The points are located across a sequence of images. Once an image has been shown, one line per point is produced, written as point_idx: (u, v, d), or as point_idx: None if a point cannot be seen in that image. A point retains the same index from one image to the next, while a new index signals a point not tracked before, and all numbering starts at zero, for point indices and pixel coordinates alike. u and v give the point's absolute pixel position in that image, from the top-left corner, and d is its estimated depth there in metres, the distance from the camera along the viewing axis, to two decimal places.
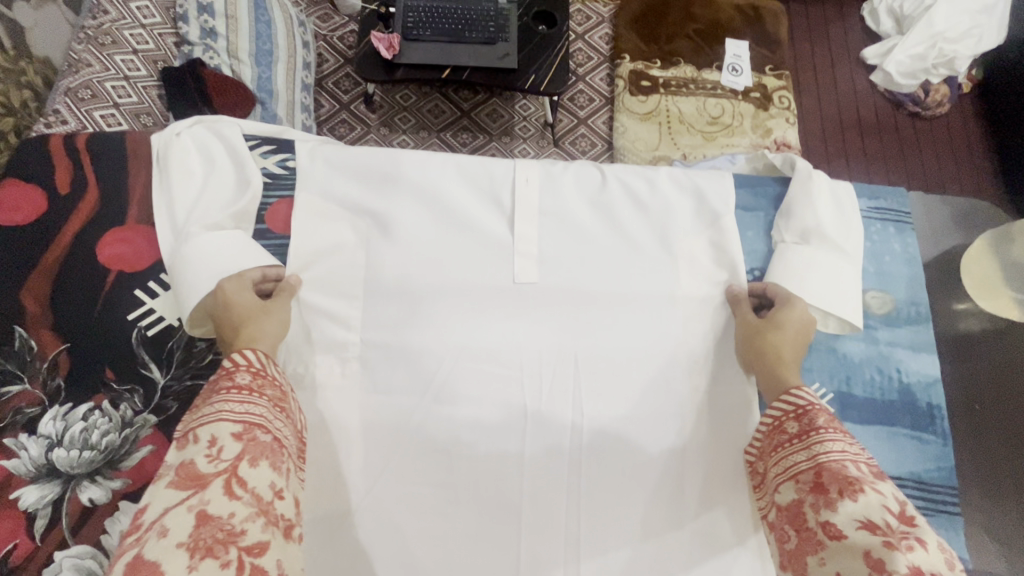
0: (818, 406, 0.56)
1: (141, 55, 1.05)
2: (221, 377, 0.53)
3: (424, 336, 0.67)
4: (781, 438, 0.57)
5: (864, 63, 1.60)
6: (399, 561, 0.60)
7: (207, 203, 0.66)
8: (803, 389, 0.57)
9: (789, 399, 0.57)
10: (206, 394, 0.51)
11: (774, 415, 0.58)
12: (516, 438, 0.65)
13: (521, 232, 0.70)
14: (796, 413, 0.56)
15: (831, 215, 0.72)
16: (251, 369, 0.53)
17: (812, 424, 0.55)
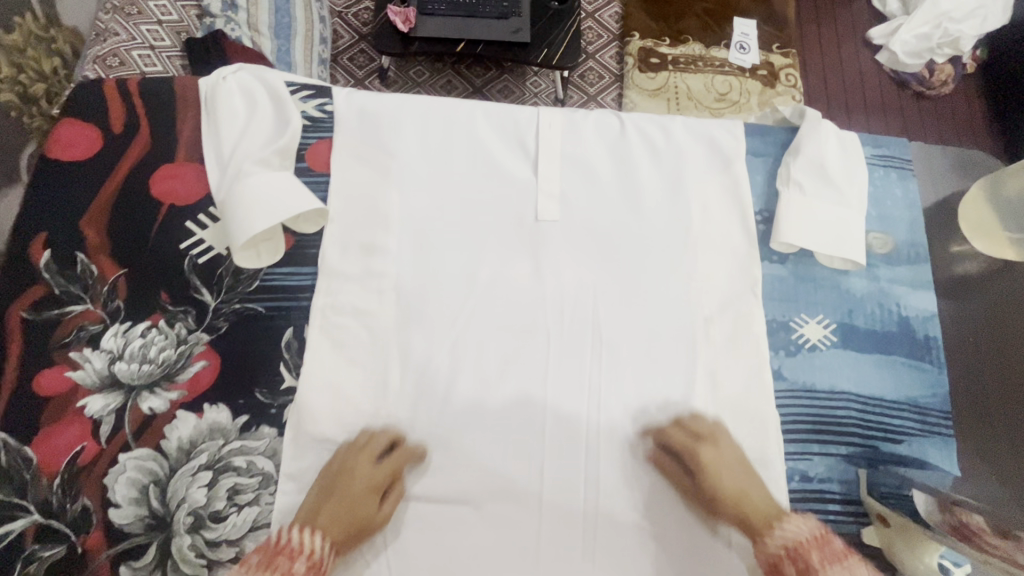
0: (808, 543, 0.55)
1: (166, 26, 1.10)
2: (276, 549, 0.54)
3: (454, 267, 0.71)
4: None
5: (870, 43, 1.63)
6: (433, 468, 0.65)
7: (251, 141, 0.70)
8: (790, 529, 0.57)
9: (777, 542, 0.56)
10: (259, 566, 0.53)
11: (768, 559, 0.57)
12: (540, 361, 0.69)
13: (545, 172, 0.74)
14: (791, 554, 0.55)
15: (837, 161, 0.76)
16: (310, 560, 0.54)
17: (808, 565, 0.53)
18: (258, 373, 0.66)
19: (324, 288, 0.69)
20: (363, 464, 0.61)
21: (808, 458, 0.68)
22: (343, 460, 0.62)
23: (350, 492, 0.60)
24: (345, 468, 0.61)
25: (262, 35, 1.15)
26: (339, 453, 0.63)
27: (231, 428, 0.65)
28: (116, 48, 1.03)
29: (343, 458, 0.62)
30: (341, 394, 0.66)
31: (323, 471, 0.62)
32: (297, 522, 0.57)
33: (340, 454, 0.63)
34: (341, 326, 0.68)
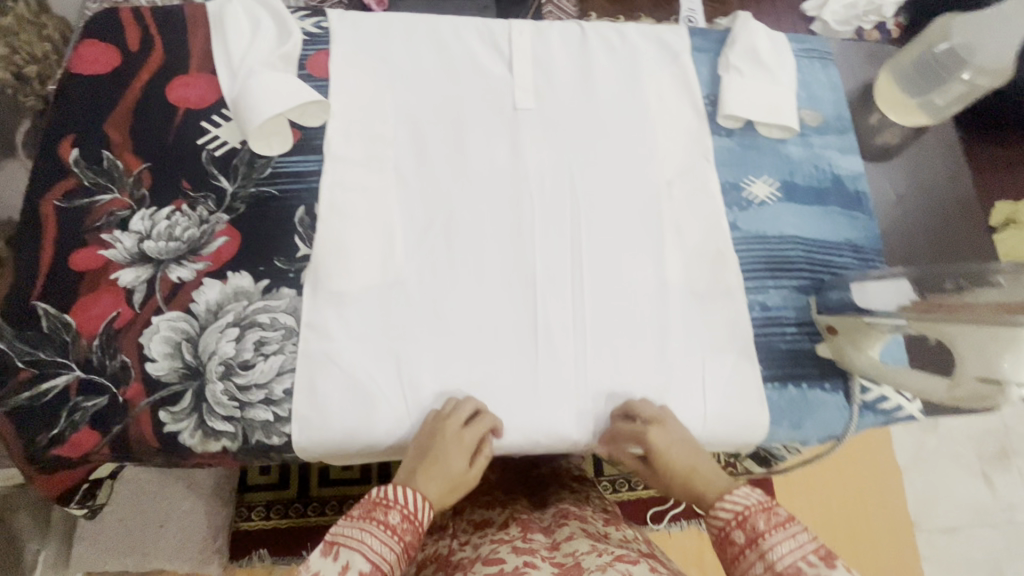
0: (754, 509, 0.59)
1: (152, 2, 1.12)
2: (374, 501, 0.60)
3: (445, 151, 0.80)
4: (732, 550, 0.59)
5: (805, 15, 1.79)
6: (437, 317, 0.73)
7: (258, 50, 0.79)
8: (739, 492, 0.61)
9: (727, 506, 0.60)
10: (363, 516, 0.59)
11: (718, 527, 0.60)
12: (525, 226, 0.78)
13: (518, 70, 0.85)
14: (739, 520, 0.59)
15: (768, 50, 0.88)
16: (403, 510, 0.60)
17: (755, 528, 0.58)
18: (275, 245, 0.74)
19: (330, 169, 0.77)
20: (456, 435, 0.66)
21: (765, 290, 0.78)
22: (434, 432, 0.67)
23: (448, 468, 0.65)
24: (438, 438, 0.66)
25: None
26: (428, 428, 0.68)
27: (254, 291, 0.72)
28: None
29: (431, 429, 0.67)
30: (352, 257, 0.73)
31: (417, 440, 0.68)
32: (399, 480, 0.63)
33: (430, 421, 0.68)
34: (349, 201, 0.76)
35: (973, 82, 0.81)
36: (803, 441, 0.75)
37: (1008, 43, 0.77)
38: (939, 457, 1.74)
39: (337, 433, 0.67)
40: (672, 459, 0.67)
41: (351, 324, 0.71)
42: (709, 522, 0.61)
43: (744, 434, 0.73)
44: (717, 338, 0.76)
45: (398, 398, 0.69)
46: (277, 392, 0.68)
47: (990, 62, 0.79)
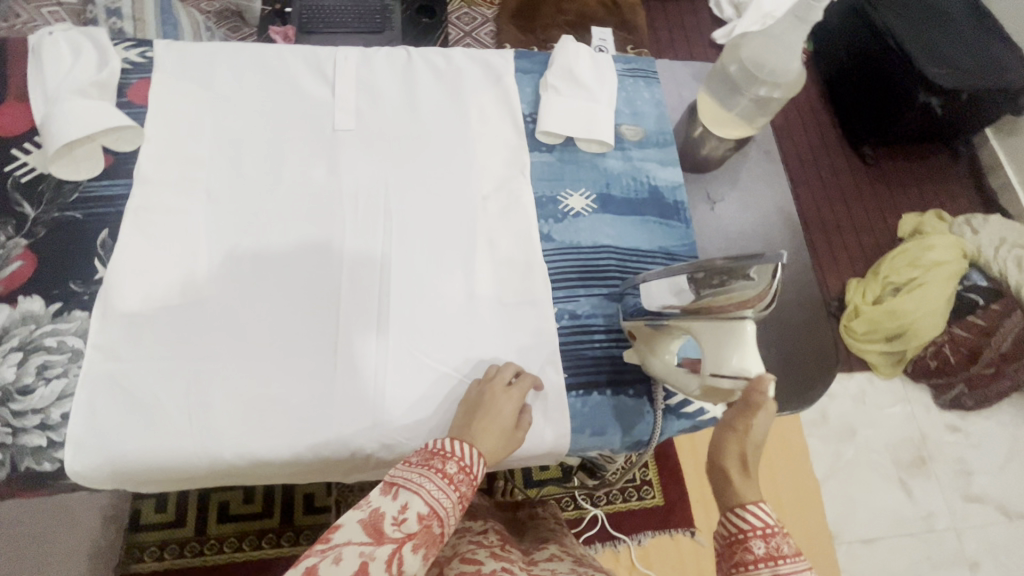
0: (781, 530, 0.58)
1: None
2: (433, 451, 0.64)
3: (260, 171, 0.81)
4: (744, 556, 0.58)
5: None
6: (231, 334, 0.73)
7: (70, 77, 0.81)
8: (764, 508, 0.60)
9: (755, 517, 0.59)
10: (422, 463, 0.63)
11: (738, 528, 0.59)
12: (336, 242, 0.79)
13: (340, 94, 0.87)
14: (765, 534, 0.58)
15: (588, 70, 0.92)
16: (460, 463, 0.63)
17: (776, 549, 0.58)
18: (72, 267, 0.74)
19: (137, 193, 0.78)
20: (504, 394, 0.70)
21: (574, 300, 0.80)
22: (484, 390, 0.70)
23: (500, 422, 0.68)
24: (488, 396, 0.69)
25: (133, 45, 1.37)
26: (479, 387, 0.71)
27: (44, 314, 0.71)
28: None
29: (480, 389, 0.70)
30: (150, 279, 0.73)
31: (465, 401, 0.71)
32: (466, 430, 0.67)
33: (474, 387, 0.72)
34: (155, 223, 0.76)
35: (770, 94, 0.85)
36: (610, 447, 0.75)
37: (788, 56, 0.82)
38: (857, 466, 1.69)
39: (113, 457, 0.66)
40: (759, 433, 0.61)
41: (139, 346, 0.70)
42: (726, 524, 0.60)
43: (545, 445, 0.73)
44: (523, 347, 0.76)
45: (185, 417, 0.68)
46: (55, 417, 0.66)
47: (777, 75, 0.83)
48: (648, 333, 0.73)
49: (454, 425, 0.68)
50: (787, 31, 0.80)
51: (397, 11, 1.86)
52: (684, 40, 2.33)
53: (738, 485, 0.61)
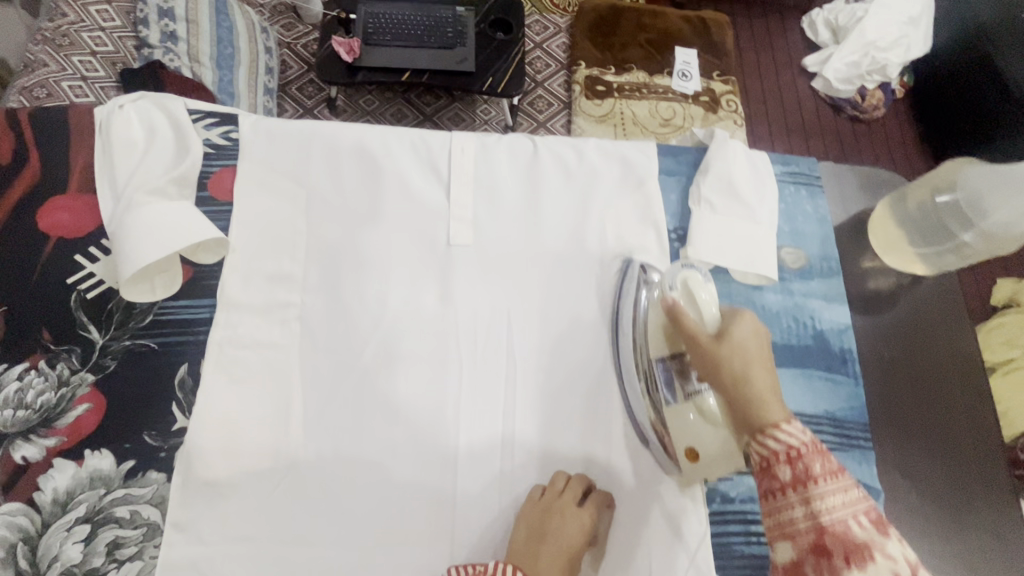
0: (811, 448, 0.47)
1: (99, 56, 1.17)
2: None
3: (364, 292, 0.69)
4: (771, 484, 0.48)
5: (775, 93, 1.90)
6: (330, 507, 0.62)
7: (146, 169, 0.68)
8: (793, 427, 0.49)
9: (781, 438, 0.48)
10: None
11: (761, 455, 0.49)
12: (452, 389, 0.68)
13: (457, 197, 0.74)
14: (790, 457, 0.48)
15: (747, 180, 0.78)
16: None
17: (808, 471, 0.47)
18: (146, 414, 0.62)
19: (223, 321, 0.66)
20: (574, 512, 0.61)
21: (728, 478, 0.68)
22: (549, 505, 0.62)
23: (566, 549, 0.60)
24: (553, 515, 0.61)
25: (202, 65, 1.23)
26: (541, 502, 0.62)
27: (114, 475, 0.60)
28: (45, 80, 1.11)
29: (545, 504, 0.62)
30: (240, 434, 0.62)
31: (525, 516, 0.62)
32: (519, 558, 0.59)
33: (537, 495, 0.63)
34: (244, 360, 0.65)
35: (976, 244, 0.76)
36: None
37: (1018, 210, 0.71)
38: None
39: None
40: (721, 365, 0.56)
41: (227, 521, 0.59)
42: (750, 449, 0.51)
43: None
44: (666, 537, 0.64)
45: None
46: None
47: (995, 229, 0.73)
48: (671, 426, 0.63)
49: (514, 543, 0.60)
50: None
51: (471, 20, 1.68)
52: (771, 63, 2.02)
53: (763, 401, 0.52)
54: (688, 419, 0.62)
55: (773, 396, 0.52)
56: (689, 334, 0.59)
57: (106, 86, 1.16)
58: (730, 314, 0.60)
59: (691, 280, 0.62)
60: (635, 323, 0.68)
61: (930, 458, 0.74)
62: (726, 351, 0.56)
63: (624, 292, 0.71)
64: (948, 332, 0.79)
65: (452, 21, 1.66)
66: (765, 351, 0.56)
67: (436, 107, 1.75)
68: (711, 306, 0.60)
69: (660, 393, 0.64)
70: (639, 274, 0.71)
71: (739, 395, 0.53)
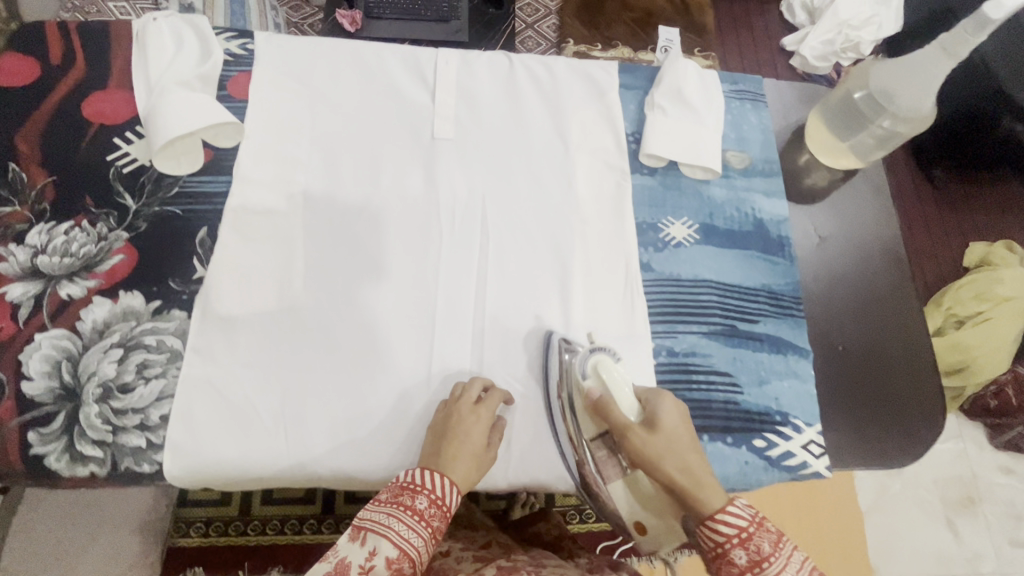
0: (756, 526, 0.58)
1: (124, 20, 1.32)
2: (402, 485, 0.63)
3: (357, 175, 0.80)
4: (728, 569, 0.58)
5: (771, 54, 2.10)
6: (327, 345, 0.72)
7: (175, 68, 0.79)
8: (737, 512, 0.58)
9: (731, 526, 0.58)
10: (391, 500, 0.62)
11: (715, 543, 0.59)
12: (431, 257, 0.78)
13: (441, 100, 0.85)
14: (741, 540, 0.58)
15: (697, 90, 0.89)
16: (430, 498, 0.62)
17: (759, 552, 0.57)
18: (171, 265, 0.73)
19: (236, 193, 0.76)
20: (471, 414, 0.67)
21: (672, 335, 0.77)
22: (450, 412, 0.68)
23: (471, 446, 0.66)
24: (455, 418, 0.67)
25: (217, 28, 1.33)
26: (444, 410, 0.69)
27: (144, 311, 0.70)
28: None
29: (445, 412, 0.68)
30: (250, 282, 0.72)
31: (432, 426, 0.68)
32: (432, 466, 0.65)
33: (441, 409, 0.69)
34: (254, 224, 0.75)
35: (895, 128, 0.80)
36: None
37: (924, 89, 0.75)
38: (904, 502, 1.55)
39: (207, 465, 0.65)
40: (664, 458, 0.61)
41: (236, 350, 0.69)
42: (704, 539, 0.60)
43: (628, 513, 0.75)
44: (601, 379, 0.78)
45: (281, 427, 0.68)
46: (154, 418, 0.66)
47: (904, 113, 0.78)
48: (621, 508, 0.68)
49: (424, 452, 0.67)
50: (930, 63, 0.74)
51: None
52: (751, 45, 2.15)
53: (703, 489, 0.60)
54: (631, 501, 0.67)
55: (709, 483, 0.61)
56: (620, 425, 0.64)
57: None
58: (652, 400, 0.66)
59: (602, 364, 0.67)
60: (562, 378, 0.71)
61: (856, 331, 0.83)
62: (661, 442, 0.62)
63: (547, 354, 0.74)
64: (873, 225, 0.88)
65: None
66: (692, 437, 0.64)
67: None
68: (624, 388, 0.66)
69: (600, 470, 0.68)
70: (559, 343, 0.73)
71: (687, 491, 0.60)
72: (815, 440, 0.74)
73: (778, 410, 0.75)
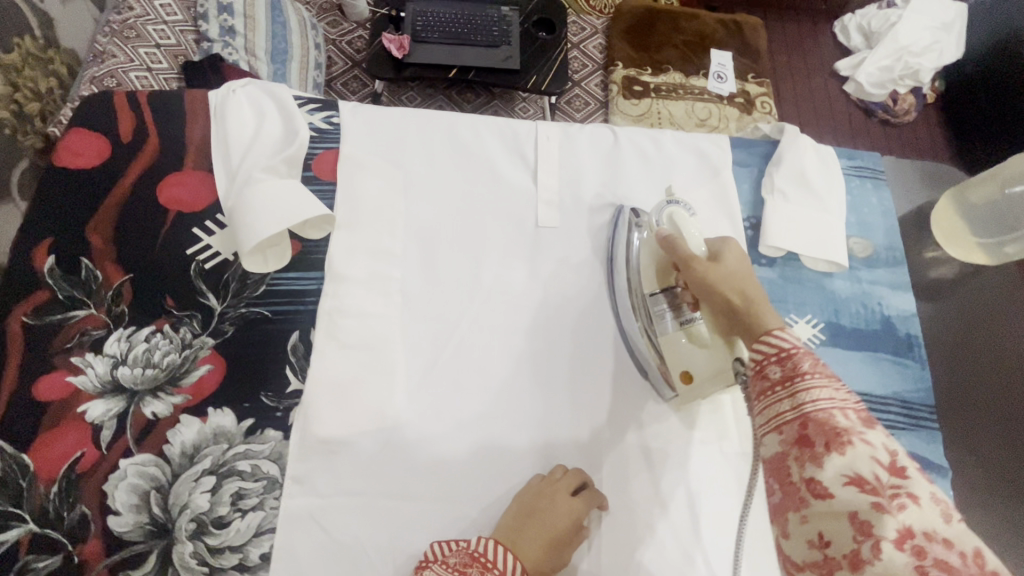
0: (803, 350, 0.47)
1: (164, 49, 1.16)
2: (473, 555, 0.57)
3: (455, 267, 0.73)
4: (761, 383, 0.48)
5: (837, 74, 1.91)
6: (431, 467, 0.65)
7: (260, 150, 0.73)
8: (790, 333, 0.48)
9: (772, 340, 0.48)
10: (455, 567, 0.57)
11: (755, 356, 0.49)
12: (536, 360, 0.71)
13: (543, 181, 0.78)
14: (780, 357, 0.47)
15: (817, 171, 0.82)
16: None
17: (796, 368, 0.46)
18: (262, 377, 0.66)
19: (331, 293, 0.70)
20: (563, 499, 0.61)
21: None
22: (543, 489, 0.63)
23: (551, 533, 0.60)
24: (545, 497, 0.62)
25: (258, 60, 1.21)
26: (537, 487, 0.63)
27: (236, 432, 0.64)
28: (115, 71, 1.08)
29: (539, 488, 0.63)
30: (350, 397, 0.66)
31: (522, 496, 0.63)
32: (502, 530, 0.60)
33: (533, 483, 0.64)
34: (351, 328, 0.69)
35: None
36: None
37: None
38: None
39: None
40: (718, 285, 0.57)
41: (339, 478, 0.63)
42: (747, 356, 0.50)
43: None
44: (703, 413, 0.71)
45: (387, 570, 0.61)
46: (253, 558, 0.60)
47: None
48: (666, 351, 0.67)
49: (502, 521, 0.61)
50: None
51: (516, 20, 1.72)
52: (802, 66, 1.94)
53: (759, 318, 0.52)
54: (680, 342, 0.66)
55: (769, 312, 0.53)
56: (683, 256, 0.62)
57: (170, 78, 1.13)
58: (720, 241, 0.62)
59: (675, 215, 0.66)
60: (630, 256, 0.73)
61: (995, 445, 0.76)
62: (721, 271, 0.58)
63: (616, 238, 0.76)
64: (1001, 327, 0.83)
65: (499, 21, 1.70)
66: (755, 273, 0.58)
67: (478, 100, 1.79)
68: (693, 228, 0.65)
69: (654, 321, 0.68)
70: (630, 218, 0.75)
71: (738, 313, 0.54)
72: None
73: None
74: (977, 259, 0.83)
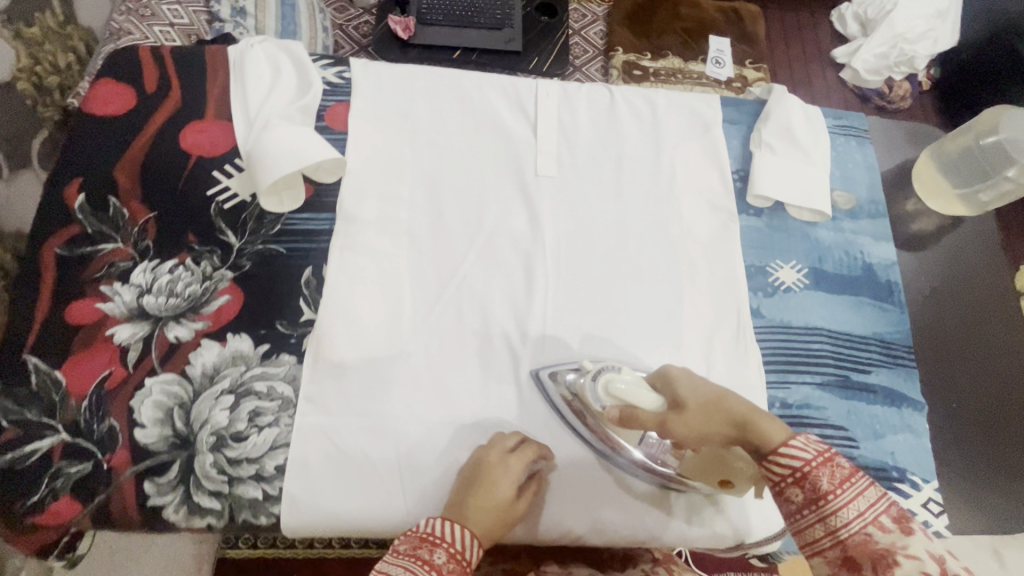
0: (816, 463, 0.48)
1: (177, 29, 1.21)
2: (422, 537, 0.56)
3: (460, 212, 0.78)
4: (787, 506, 0.50)
5: (835, 62, 1.94)
6: (435, 391, 0.69)
7: (277, 100, 0.77)
8: (796, 445, 0.49)
9: (784, 462, 0.49)
10: (408, 551, 0.55)
11: (771, 479, 0.51)
12: (535, 297, 0.75)
13: (542, 134, 0.83)
14: (796, 480, 0.49)
15: (803, 127, 0.86)
16: (449, 551, 0.55)
17: (816, 489, 0.48)
18: (278, 307, 0.71)
19: (342, 232, 0.75)
20: (501, 463, 0.63)
21: (786, 386, 0.74)
22: (481, 459, 0.64)
23: (501, 495, 0.61)
24: (485, 465, 0.63)
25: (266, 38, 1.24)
26: (479, 455, 0.64)
27: (253, 355, 0.69)
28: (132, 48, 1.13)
29: (477, 457, 0.64)
30: (359, 326, 0.70)
31: (464, 468, 0.64)
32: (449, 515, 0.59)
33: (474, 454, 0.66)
34: (360, 265, 0.73)
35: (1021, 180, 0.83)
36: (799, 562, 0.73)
37: None
38: None
39: (324, 518, 0.64)
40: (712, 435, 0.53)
41: (349, 399, 0.68)
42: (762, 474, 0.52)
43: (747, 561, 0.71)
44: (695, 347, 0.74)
45: (394, 481, 0.66)
46: (269, 469, 0.64)
47: None
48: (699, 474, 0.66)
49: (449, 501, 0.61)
50: None
51: (518, 4, 1.76)
52: (801, 53, 1.96)
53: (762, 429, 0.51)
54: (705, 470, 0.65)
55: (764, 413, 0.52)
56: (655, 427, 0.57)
57: None
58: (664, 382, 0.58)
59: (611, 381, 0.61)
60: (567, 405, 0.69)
61: (970, 385, 0.80)
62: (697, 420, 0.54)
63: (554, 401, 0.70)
64: (982, 275, 0.86)
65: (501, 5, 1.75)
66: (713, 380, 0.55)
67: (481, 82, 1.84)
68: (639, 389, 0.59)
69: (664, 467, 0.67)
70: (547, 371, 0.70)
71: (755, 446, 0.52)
72: (934, 498, 0.71)
73: (895, 466, 0.72)
74: (951, 209, 0.88)
